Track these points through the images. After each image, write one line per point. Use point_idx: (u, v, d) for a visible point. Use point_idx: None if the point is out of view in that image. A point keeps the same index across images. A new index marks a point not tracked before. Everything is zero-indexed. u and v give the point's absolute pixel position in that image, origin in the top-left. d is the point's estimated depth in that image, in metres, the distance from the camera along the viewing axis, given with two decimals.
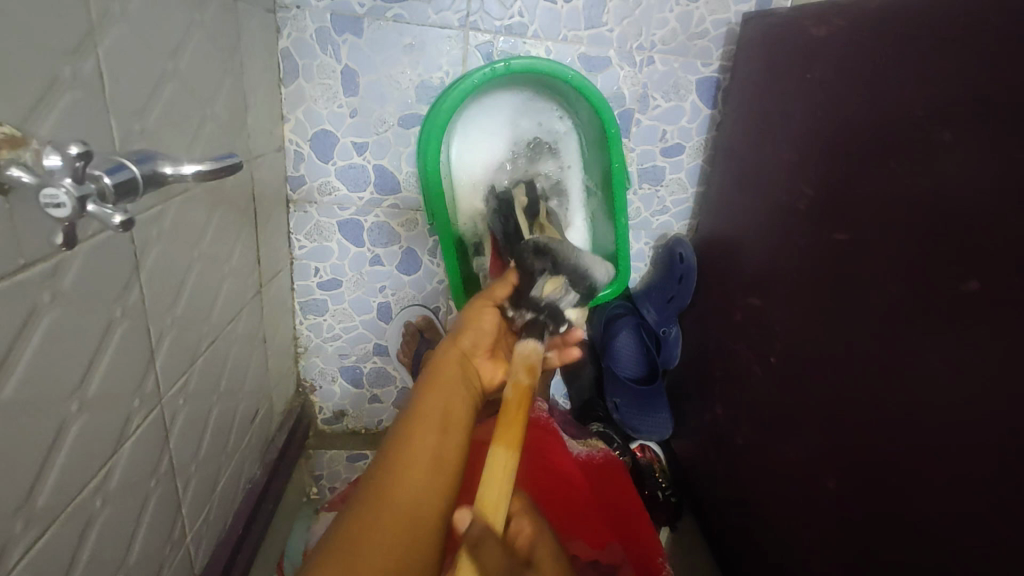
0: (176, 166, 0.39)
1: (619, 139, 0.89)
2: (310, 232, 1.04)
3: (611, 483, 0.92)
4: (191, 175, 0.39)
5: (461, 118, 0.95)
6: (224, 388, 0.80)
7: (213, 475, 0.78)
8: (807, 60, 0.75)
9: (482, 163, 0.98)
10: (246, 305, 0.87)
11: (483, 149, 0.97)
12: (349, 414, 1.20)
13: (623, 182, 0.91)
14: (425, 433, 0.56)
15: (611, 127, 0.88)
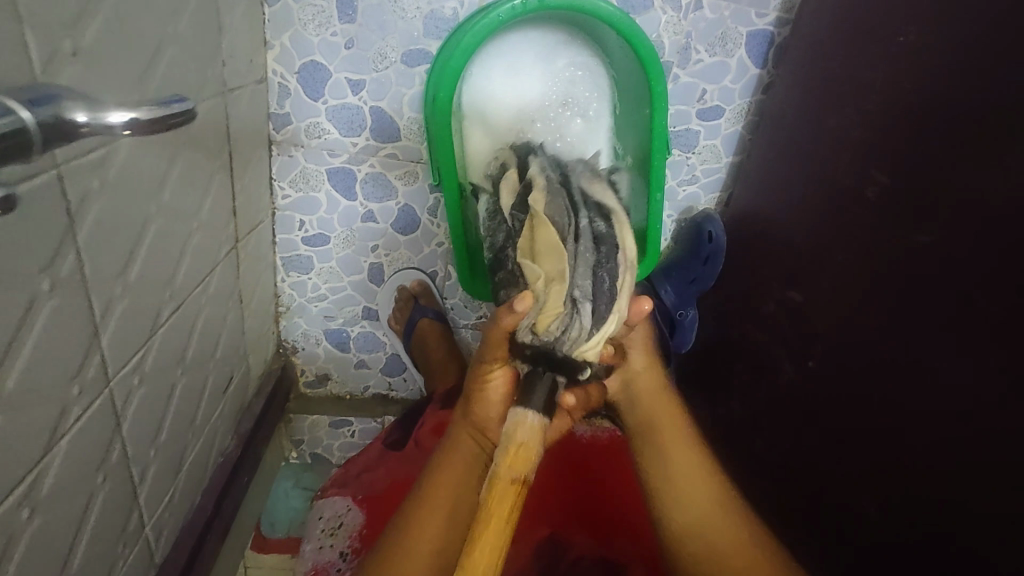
0: (98, 115, 0.28)
1: (666, 100, 0.79)
2: (295, 179, 0.92)
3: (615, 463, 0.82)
4: (123, 127, 0.28)
5: (487, 62, 0.82)
6: (192, 360, 0.70)
7: (178, 455, 0.70)
8: (895, 19, 0.63)
9: (505, 119, 0.84)
10: (221, 263, 0.76)
11: (507, 100, 0.84)
12: (333, 379, 1.11)
13: (665, 147, 0.80)
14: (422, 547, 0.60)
15: (658, 86, 0.78)
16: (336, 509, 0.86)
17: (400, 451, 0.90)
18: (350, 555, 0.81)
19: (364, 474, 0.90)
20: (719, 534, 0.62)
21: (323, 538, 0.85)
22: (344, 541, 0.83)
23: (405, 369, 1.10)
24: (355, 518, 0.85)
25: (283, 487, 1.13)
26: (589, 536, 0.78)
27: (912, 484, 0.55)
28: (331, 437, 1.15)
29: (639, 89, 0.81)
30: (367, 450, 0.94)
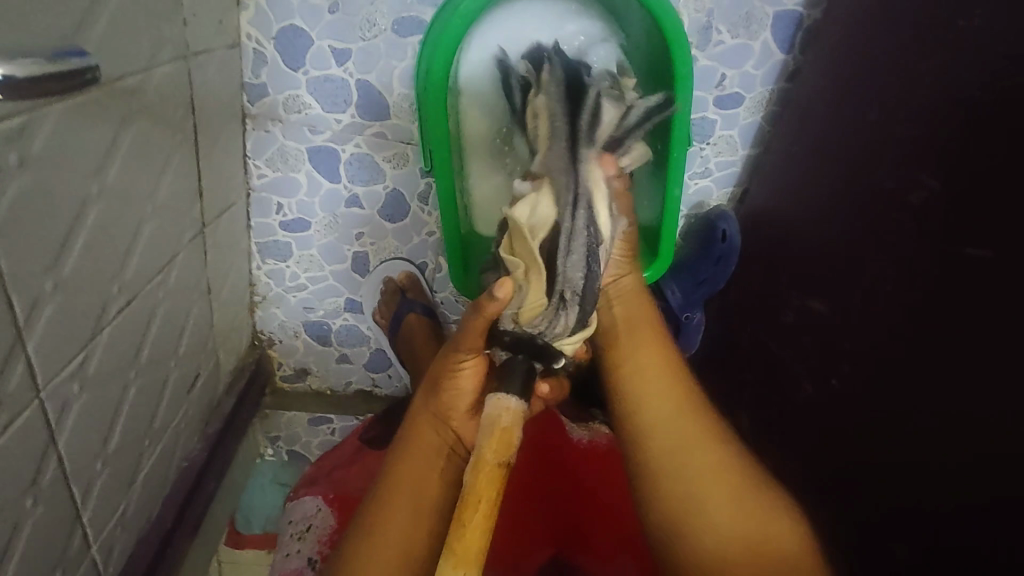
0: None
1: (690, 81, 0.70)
2: (272, 158, 0.84)
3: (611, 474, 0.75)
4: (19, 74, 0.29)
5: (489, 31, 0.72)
6: (149, 359, 0.63)
7: (132, 464, 0.63)
8: None
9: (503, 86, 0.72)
10: (185, 250, 0.68)
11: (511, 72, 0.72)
12: (313, 373, 1.03)
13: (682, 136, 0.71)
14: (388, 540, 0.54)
15: (682, 68, 0.68)
16: (305, 510, 0.76)
17: (380, 450, 0.80)
18: (319, 563, 0.70)
19: (338, 472, 0.80)
20: (736, 513, 0.56)
21: (288, 544, 0.74)
22: (313, 545, 0.72)
23: (390, 365, 1.03)
24: (326, 521, 0.74)
25: (259, 482, 1.07)
26: (585, 556, 0.70)
27: (945, 525, 0.50)
28: (310, 434, 1.08)
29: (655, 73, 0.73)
30: (343, 446, 0.85)
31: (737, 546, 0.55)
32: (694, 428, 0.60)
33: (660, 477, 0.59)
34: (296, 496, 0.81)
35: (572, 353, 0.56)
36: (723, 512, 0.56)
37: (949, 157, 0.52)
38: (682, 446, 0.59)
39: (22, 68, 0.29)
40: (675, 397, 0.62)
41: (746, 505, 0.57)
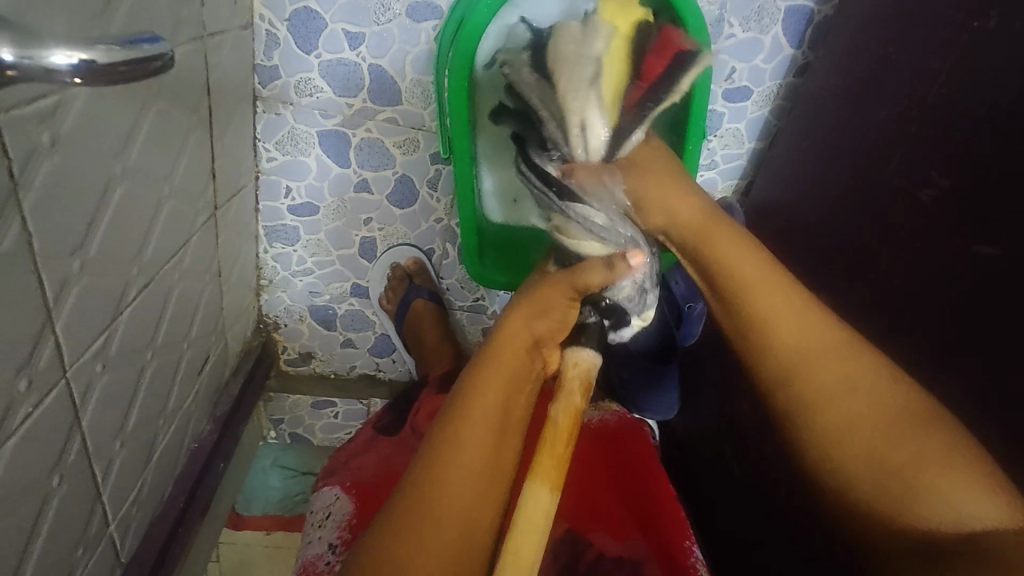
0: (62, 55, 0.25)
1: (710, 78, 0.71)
2: (282, 141, 0.83)
3: (627, 455, 0.77)
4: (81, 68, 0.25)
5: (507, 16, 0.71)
6: (164, 341, 0.63)
7: (148, 444, 0.63)
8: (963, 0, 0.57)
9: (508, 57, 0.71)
10: (198, 233, 0.68)
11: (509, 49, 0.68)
12: (317, 357, 1.03)
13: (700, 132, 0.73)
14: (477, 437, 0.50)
15: (703, 63, 0.70)
16: (323, 500, 0.77)
17: (392, 436, 0.84)
18: (340, 547, 0.71)
19: (354, 461, 0.82)
20: (906, 470, 0.47)
21: (310, 531, 0.75)
22: (333, 531, 0.72)
23: (395, 350, 1.03)
24: (344, 508, 0.75)
25: (260, 466, 1.10)
26: (602, 531, 0.70)
27: None
28: (313, 418, 1.09)
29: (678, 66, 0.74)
30: (358, 436, 0.88)
31: (898, 507, 0.47)
32: (849, 367, 0.50)
33: (833, 435, 0.50)
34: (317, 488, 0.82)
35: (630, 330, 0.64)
36: (877, 469, 0.48)
37: (960, 157, 0.53)
38: (835, 396, 0.50)
39: (104, 55, 0.25)
40: (822, 332, 0.52)
41: (905, 456, 0.47)
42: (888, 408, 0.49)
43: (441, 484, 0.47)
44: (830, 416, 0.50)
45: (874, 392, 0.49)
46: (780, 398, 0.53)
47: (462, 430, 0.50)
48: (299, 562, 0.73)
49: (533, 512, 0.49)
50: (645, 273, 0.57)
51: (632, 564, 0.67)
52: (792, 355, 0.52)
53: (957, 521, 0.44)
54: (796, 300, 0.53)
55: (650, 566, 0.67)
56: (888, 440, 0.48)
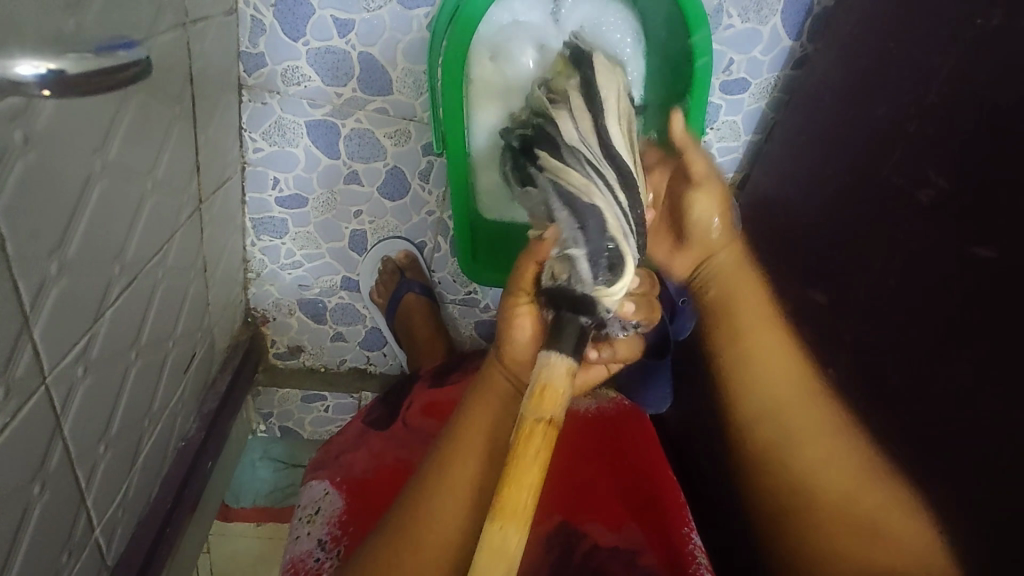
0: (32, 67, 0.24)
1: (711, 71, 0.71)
2: (269, 131, 0.81)
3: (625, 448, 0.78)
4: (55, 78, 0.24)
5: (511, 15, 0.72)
6: (148, 341, 0.61)
7: (134, 445, 0.62)
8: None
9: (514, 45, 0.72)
10: (183, 227, 0.66)
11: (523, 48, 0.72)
12: (307, 351, 1.02)
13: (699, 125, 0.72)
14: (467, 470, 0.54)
15: (702, 59, 0.69)
16: (312, 494, 0.75)
17: (383, 430, 0.81)
18: (330, 544, 0.69)
19: (344, 456, 0.79)
20: (844, 502, 0.60)
21: (299, 528, 0.72)
22: (323, 528, 0.71)
23: (386, 344, 1.02)
24: (334, 503, 0.73)
25: (249, 459, 1.09)
26: (596, 522, 0.69)
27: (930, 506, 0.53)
28: (303, 412, 1.08)
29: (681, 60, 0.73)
30: (347, 429, 0.85)
31: (856, 533, 0.58)
32: (811, 416, 0.65)
33: (809, 469, 0.63)
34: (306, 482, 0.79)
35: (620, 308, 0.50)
36: (838, 501, 0.60)
37: (962, 157, 0.53)
38: (803, 443, 0.65)
39: (75, 65, 0.24)
40: (799, 381, 0.67)
41: (821, 469, 0.62)
42: (824, 431, 0.63)
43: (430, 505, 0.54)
44: (809, 463, 0.64)
45: (831, 430, 0.63)
46: (786, 469, 0.66)
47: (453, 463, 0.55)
48: (286, 558, 0.71)
49: (494, 550, 0.41)
50: (574, 239, 0.51)
51: (629, 553, 0.66)
52: (777, 405, 0.68)
53: (904, 554, 0.53)
54: (778, 347, 0.70)
55: (647, 554, 0.66)
56: (822, 460, 0.63)
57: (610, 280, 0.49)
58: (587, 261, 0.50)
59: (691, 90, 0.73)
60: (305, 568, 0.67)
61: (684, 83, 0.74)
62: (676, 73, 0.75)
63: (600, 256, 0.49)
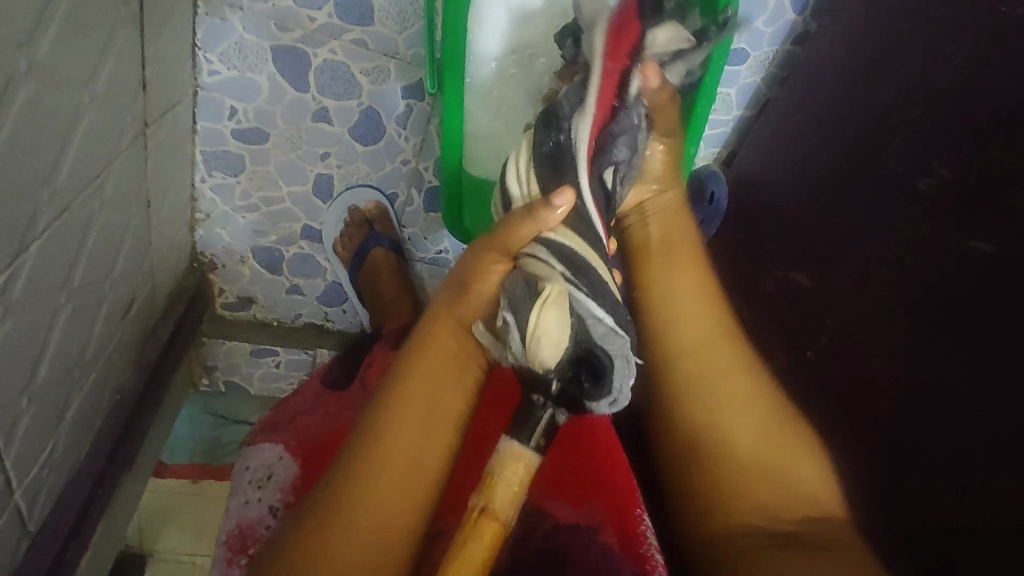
0: None
1: (733, 33, 0.65)
2: (228, 52, 0.71)
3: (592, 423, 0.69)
4: None
5: None
6: (81, 282, 0.53)
7: (62, 399, 0.54)
8: None
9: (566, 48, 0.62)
10: (124, 154, 0.57)
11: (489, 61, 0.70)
12: (259, 303, 0.94)
13: (711, 95, 0.67)
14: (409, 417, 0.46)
15: (728, 14, 0.64)
16: (263, 458, 0.65)
17: (342, 391, 0.75)
18: (282, 511, 0.60)
19: (299, 419, 0.71)
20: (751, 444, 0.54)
21: (245, 492, 0.62)
22: (274, 494, 0.62)
23: (346, 300, 0.96)
24: (289, 469, 0.64)
25: (187, 414, 1.01)
26: (561, 503, 0.64)
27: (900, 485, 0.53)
28: (251, 366, 1.00)
29: None
30: (302, 390, 0.77)
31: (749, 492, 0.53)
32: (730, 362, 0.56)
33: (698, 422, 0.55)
34: (250, 443, 0.69)
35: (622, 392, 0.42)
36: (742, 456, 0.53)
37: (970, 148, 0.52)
38: (722, 408, 0.54)
39: None
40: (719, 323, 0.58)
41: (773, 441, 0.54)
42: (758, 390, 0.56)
43: (378, 445, 0.45)
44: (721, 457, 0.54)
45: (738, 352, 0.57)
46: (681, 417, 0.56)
47: (397, 407, 0.46)
48: (225, 525, 0.61)
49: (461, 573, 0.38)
50: (568, 363, 0.40)
51: (590, 530, 0.60)
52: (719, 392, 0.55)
53: (785, 495, 0.52)
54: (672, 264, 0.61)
55: (610, 533, 0.60)
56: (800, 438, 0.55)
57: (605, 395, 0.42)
58: (573, 385, 0.41)
59: (707, 49, 0.66)
60: (252, 536, 0.59)
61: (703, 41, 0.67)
62: None
63: (588, 381, 0.41)
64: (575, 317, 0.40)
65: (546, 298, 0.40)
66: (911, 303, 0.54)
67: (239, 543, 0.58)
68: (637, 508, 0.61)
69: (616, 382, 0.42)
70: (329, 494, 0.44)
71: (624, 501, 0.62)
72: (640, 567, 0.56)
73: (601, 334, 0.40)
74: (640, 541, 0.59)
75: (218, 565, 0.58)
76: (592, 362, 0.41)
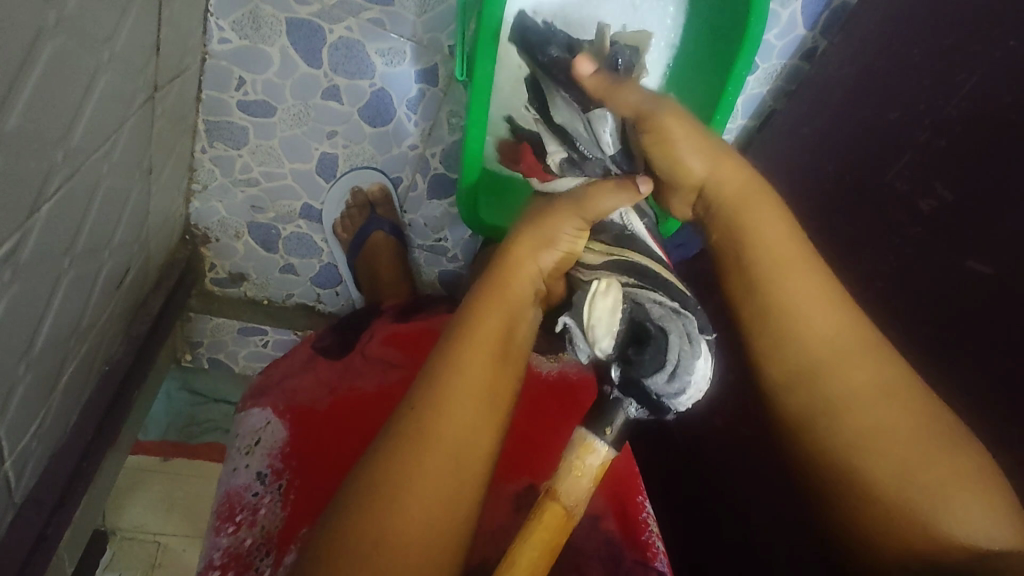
0: None
1: (758, 47, 0.66)
2: (241, 21, 0.70)
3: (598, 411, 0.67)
4: None
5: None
6: (83, 248, 0.51)
7: (56, 367, 0.53)
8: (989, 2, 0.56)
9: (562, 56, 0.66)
10: (132, 118, 0.55)
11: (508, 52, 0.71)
12: (251, 280, 0.92)
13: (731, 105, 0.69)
14: (482, 369, 0.42)
15: (756, 28, 0.65)
16: (251, 424, 0.63)
17: (334, 357, 0.71)
18: (270, 477, 0.59)
19: (288, 380, 0.68)
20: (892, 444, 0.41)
21: (235, 458, 0.62)
22: (261, 460, 0.60)
23: (341, 282, 0.94)
24: (277, 434, 0.62)
25: (166, 390, 0.98)
26: None
27: None
28: (238, 344, 0.98)
29: (728, 38, 0.68)
30: (290, 356, 0.74)
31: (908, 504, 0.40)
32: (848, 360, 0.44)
33: (835, 402, 0.44)
34: (242, 409, 0.67)
35: (700, 366, 0.41)
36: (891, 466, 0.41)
37: (970, 171, 0.54)
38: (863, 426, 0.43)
39: None
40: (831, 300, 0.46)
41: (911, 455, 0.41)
42: (895, 402, 0.43)
43: (450, 403, 0.40)
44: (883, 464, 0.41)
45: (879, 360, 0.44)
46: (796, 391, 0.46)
47: (470, 358, 0.42)
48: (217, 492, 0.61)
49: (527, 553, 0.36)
50: (619, 344, 0.43)
51: (591, 517, 0.59)
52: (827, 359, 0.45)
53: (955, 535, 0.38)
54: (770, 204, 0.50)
55: (609, 521, 0.59)
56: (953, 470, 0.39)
57: (675, 368, 0.42)
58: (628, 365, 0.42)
59: (734, 58, 0.67)
60: (241, 504, 0.57)
61: (728, 50, 0.68)
62: (717, 39, 0.70)
63: (647, 357, 0.42)
64: (635, 304, 0.43)
65: (592, 293, 0.44)
66: (905, 314, 0.56)
67: (227, 511, 0.57)
68: (639, 495, 0.62)
69: (677, 357, 0.42)
70: (394, 451, 0.39)
71: (624, 489, 0.62)
72: (640, 553, 0.58)
73: (660, 316, 0.42)
74: (641, 529, 0.60)
75: (207, 532, 0.57)
76: (646, 337, 0.42)
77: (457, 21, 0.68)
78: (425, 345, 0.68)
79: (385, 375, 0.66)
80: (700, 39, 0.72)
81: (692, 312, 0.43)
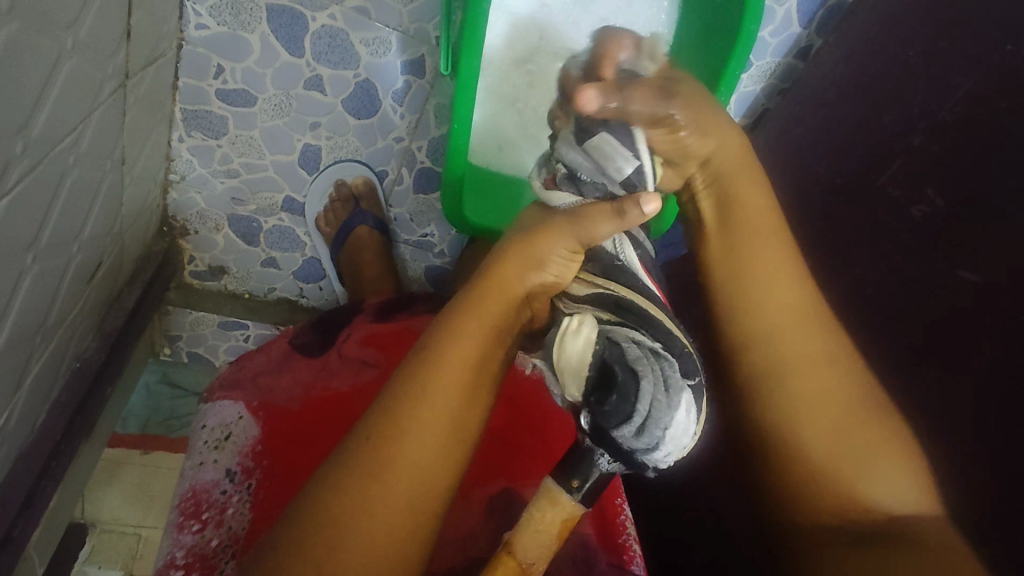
0: None
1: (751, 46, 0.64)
2: (219, 5, 0.67)
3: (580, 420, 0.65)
4: None
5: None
6: (48, 243, 0.49)
7: (21, 365, 0.51)
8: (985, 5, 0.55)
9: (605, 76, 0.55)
10: (101, 108, 0.52)
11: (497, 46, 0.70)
12: (231, 273, 0.90)
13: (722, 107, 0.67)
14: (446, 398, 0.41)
15: (751, 24, 0.62)
16: (222, 418, 0.61)
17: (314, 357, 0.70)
18: (240, 476, 0.57)
19: (262, 379, 0.66)
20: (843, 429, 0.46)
21: (204, 453, 0.59)
22: (232, 457, 0.58)
23: (324, 277, 0.92)
24: (248, 431, 0.60)
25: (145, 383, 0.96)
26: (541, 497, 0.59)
27: None
28: (218, 338, 0.95)
29: (723, 35, 0.66)
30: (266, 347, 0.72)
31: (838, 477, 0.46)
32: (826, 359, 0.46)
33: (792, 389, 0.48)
34: (208, 399, 0.65)
35: (668, 420, 0.36)
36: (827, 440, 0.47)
37: (962, 176, 0.53)
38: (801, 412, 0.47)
39: None
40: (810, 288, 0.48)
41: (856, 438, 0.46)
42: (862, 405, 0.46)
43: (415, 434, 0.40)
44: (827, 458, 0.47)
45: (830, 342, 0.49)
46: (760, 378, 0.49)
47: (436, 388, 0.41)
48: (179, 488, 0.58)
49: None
50: (591, 390, 0.38)
51: None
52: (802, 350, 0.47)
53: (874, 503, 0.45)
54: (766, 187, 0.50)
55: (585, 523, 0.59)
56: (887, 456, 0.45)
57: (642, 423, 0.36)
58: (597, 414, 0.37)
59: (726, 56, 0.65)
60: (207, 501, 0.55)
61: (722, 48, 0.66)
62: (710, 35, 0.68)
63: (612, 405, 0.36)
64: (613, 344, 0.38)
65: (562, 331, 0.40)
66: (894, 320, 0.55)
67: (193, 508, 0.55)
68: (618, 497, 0.62)
69: (646, 406, 0.36)
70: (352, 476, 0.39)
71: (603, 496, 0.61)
72: (617, 557, 0.58)
73: (636, 359, 0.37)
74: (618, 530, 0.60)
75: (168, 529, 0.54)
76: (615, 383, 0.37)
77: (443, 11, 0.66)
78: (405, 345, 0.66)
79: (362, 375, 0.64)
80: (694, 35, 0.71)
81: (673, 354, 0.38)
